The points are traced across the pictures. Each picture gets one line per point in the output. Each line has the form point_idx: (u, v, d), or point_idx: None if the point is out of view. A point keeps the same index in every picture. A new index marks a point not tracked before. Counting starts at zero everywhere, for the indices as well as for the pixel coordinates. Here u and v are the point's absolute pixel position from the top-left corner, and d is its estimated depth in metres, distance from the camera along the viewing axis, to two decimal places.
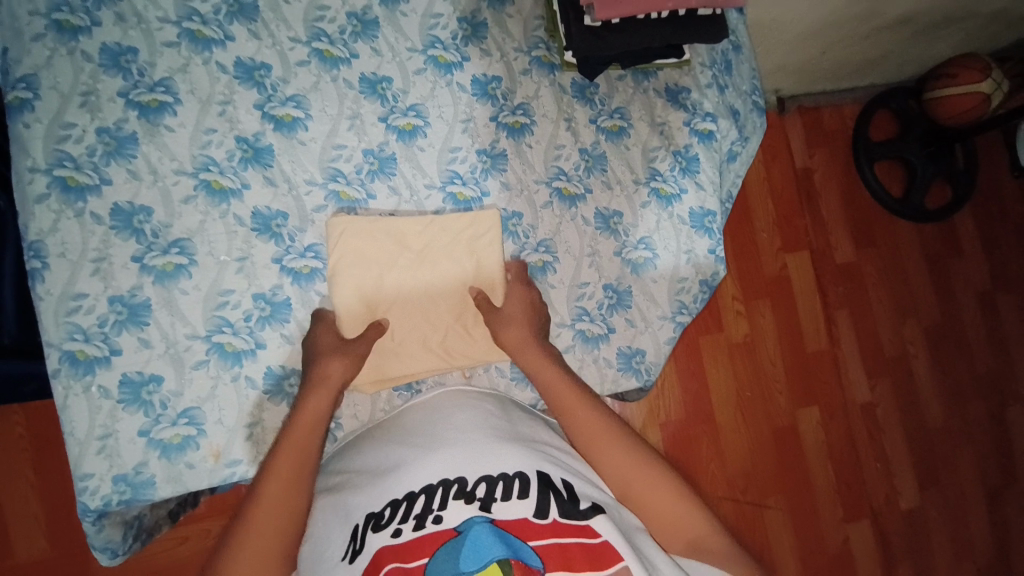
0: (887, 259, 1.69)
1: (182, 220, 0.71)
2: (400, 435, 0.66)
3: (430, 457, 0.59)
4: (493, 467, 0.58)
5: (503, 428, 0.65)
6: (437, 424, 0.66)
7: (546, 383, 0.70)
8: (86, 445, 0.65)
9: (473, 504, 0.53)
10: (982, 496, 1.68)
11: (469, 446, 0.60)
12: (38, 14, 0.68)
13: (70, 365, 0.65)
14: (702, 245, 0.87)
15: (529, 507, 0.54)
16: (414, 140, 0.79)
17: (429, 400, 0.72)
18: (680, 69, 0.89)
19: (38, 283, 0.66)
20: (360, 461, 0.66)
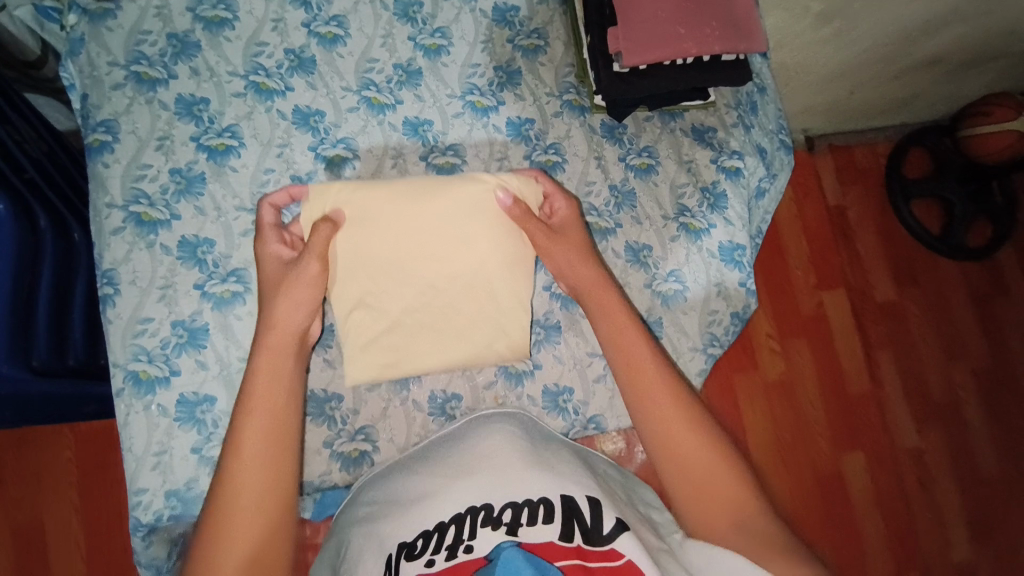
0: (928, 296, 1.65)
1: (240, 251, 0.77)
2: (428, 464, 0.68)
3: (457, 486, 0.60)
4: (518, 492, 0.58)
5: (529, 452, 0.65)
6: (464, 451, 0.67)
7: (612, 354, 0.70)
8: (143, 461, 0.70)
9: (499, 531, 0.54)
10: None
11: (495, 472, 0.61)
12: (119, 67, 0.77)
13: (133, 384, 0.71)
14: (732, 278, 0.88)
15: (554, 531, 0.54)
16: (452, 177, 0.85)
17: (455, 429, 0.73)
18: (707, 109, 0.93)
19: (110, 308, 0.72)
20: (389, 490, 0.67)
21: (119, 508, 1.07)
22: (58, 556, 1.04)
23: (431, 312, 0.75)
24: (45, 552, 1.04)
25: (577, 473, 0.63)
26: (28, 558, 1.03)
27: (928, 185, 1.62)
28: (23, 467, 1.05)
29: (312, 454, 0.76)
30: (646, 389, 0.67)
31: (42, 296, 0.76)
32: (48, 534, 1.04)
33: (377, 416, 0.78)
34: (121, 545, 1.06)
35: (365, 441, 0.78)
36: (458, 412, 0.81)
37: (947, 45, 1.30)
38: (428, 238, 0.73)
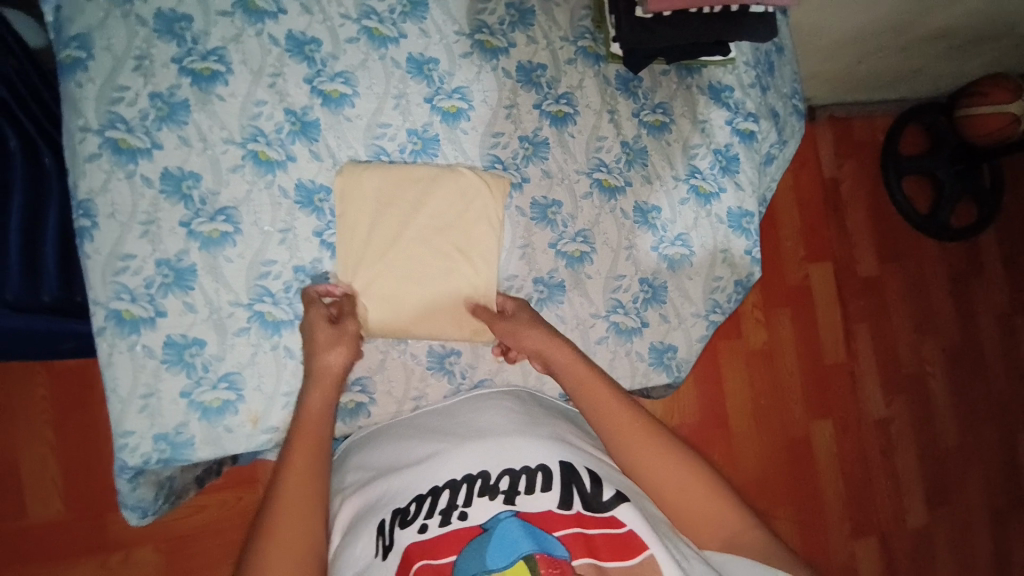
0: (911, 275, 1.68)
1: (230, 188, 0.72)
2: (420, 432, 0.68)
3: (452, 455, 0.60)
4: (515, 459, 0.59)
5: (525, 422, 0.65)
6: (458, 424, 0.67)
7: (565, 366, 0.69)
8: (128, 403, 0.67)
9: (497, 500, 0.55)
10: (988, 516, 1.66)
11: (490, 440, 0.61)
12: None
13: (115, 323, 0.67)
14: (738, 245, 0.87)
15: (553, 499, 0.55)
16: (458, 123, 0.80)
17: (449, 404, 0.73)
18: (726, 66, 0.90)
19: (87, 242, 0.67)
20: (380, 456, 0.67)
21: (99, 447, 1.05)
22: (33, 494, 1.02)
23: (411, 273, 0.76)
24: (19, 489, 1.01)
25: (570, 442, 0.64)
26: (0, 494, 1.00)
27: (920, 162, 1.61)
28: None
29: None
30: (624, 432, 0.65)
31: (12, 223, 0.70)
32: (22, 471, 1.02)
33: (374, 367, 0.76)
34: (102, 483, 1.05)
35: (361, 393, 0.76)
36: (456, 368, 0.79)
37: (960, 20, 1.27)
38: (415, 214, 0.76)
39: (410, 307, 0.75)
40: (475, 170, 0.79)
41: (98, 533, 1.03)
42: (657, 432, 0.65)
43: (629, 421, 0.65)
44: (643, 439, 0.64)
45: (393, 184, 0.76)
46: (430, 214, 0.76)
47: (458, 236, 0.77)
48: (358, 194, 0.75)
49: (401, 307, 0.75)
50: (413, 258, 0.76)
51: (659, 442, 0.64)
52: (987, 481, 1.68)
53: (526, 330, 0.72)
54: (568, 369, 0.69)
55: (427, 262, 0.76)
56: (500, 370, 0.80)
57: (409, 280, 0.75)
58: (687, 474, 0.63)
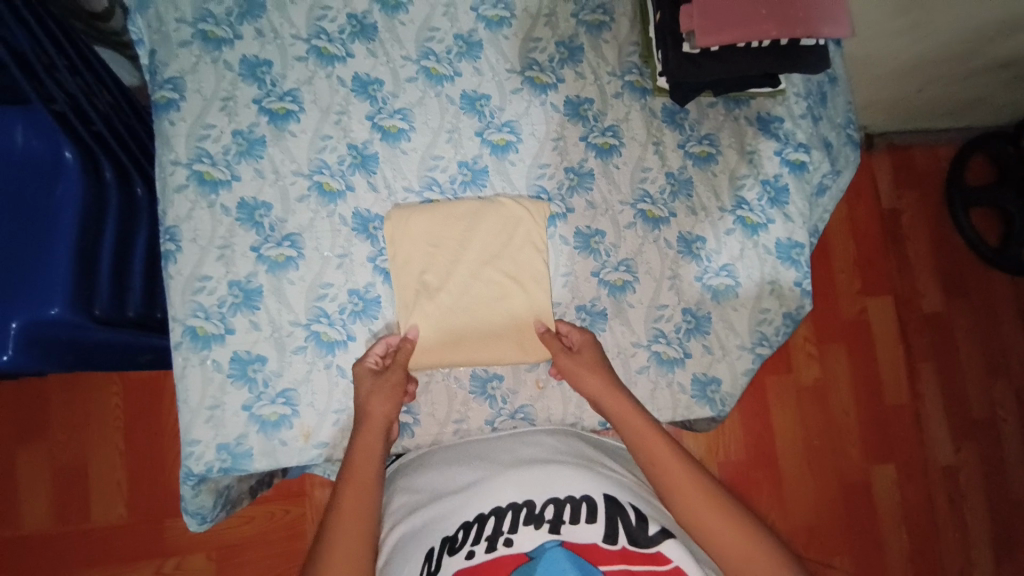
0: (981, 311, 1.57)
1: (296, 217, 0.78)
2: (464, 460, 0.71)
3: (498, 482, 0.63)
4: (561, 490, 0.61)
5: (567, 457, 0.68)
6: (501, 454, 0.70)
7: (606, 405, 0.71)
8: (197, 413, 0.72)
9: (542, 529, 0.56)
10: None
11: (535, 470, 0.64)
12: (186, 24, 0.78)
13: (190, 339, 0.73)
14: (787, 277, 0.85)
15: (598, 533, 0.56)
16: (506, 155, 0.83)
17: (494, 436, 0.76)
18: (775, 98, 0.90)
19: (171, 264, 0.74)
20: (425, 481, 0.70)
21: (160, 456, 1.12)
22: (102, 496, 1.10)
23: (462, 309, 0.78)
24: (90, 491, 1.10)
25: (610, 477, 0.66)
26: (75, 494, 1.09)
27: (984, 191, 1.50)
28: (72, 409, 1.11)
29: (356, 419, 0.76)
30: (669, 480, 0.64)
31: (105, 245, 0.78)
32: (93, 473, 1.10)
33: (420, 389, 0.79)
34: (161, 490, 1.11)
35: (407, 413, 0.78)
36: (498, 392, 0.80)
37: None
38: (462, 253, 0.79)
39: (458, 339, 0.77)
40: (515, 198, 0.81)
41: (156, 537, 1.10)
42: (704, 482, 0.64)
43: (674, 468, 0.64)
44: (690, 488, 0.63)
45: (439, 225, 0.78)
46: (480, 250, 0.79)
47: (506, 269, 0.79)
48: (410, 235, 0.78)
49: (453, 342, 0.77)
50: (464, 293, 0.78)
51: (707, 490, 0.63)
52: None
53: (588, 375, 0.72)
54: (624, 423, 0.69)
55: (478, 298, 0.78)
56: (541, 397, 0.81)
57: (460, 317, 0.77)
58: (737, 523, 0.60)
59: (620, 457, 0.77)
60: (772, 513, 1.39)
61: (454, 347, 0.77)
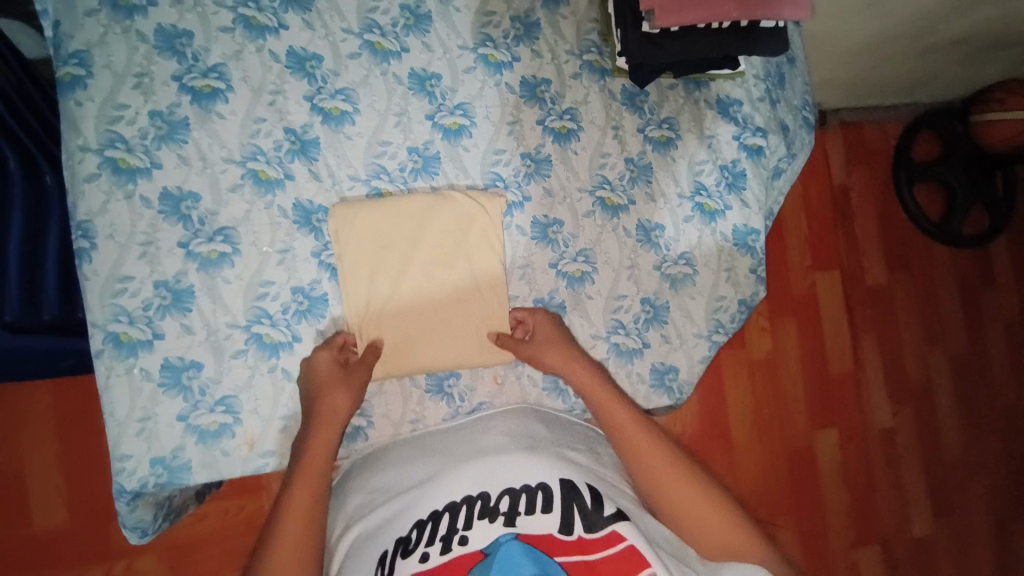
0: (920, 285, 1.66)
1: (228, 209, 0.71)
2: (421, 455, 0.67)
3: (452, 476, 0.60)
4: (514, 479, 0.58)
5: (524, 442, 0.65)
6: (459, 446, 0.67)
7: (566, 369, 0.72)
8: (126, 426, 0.67)
9: (497, 522, 0.54)
10: (990, 528, 1.65)
11: (487, 462, 0.61)
12: None
13: (113, 346, 0.67)
14: (743, 263, 0.85)
15: (555, 521, 0.54)
16: (460, 140, 0.79)
17: (452, 428, 0.73)
18: (735, 80, 0.88)
19: (85, 264, 0.67)
20: (381, 479, 0.66)
21: (102, 457, 1.05)
22: (40, 502, 1.02)
23: (418, 310, 0.75)
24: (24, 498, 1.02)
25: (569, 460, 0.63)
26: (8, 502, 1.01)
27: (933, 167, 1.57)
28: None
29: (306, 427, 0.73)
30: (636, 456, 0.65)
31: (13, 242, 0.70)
32: (26, 480, 1.02)
33: (372, 390, 0.75)
34: (105, 494, 1.04)
35: (359, 415, 0.75)
36: (455, 390, 0.78)
37: (975, 27, 1.24)
38: (416, 251, 0.75)
39: (412, 338, 0.74)
40: (467, 191, 0.78)
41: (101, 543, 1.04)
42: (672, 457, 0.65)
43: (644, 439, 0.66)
44: (658, 461, 0.64)
45: (387, 223, 0.74)
46: (435, 247, 0.76)
47: (463, 264, 0.76)
48: (355, 232, 0.73)
49: (410, 346, 0.74)
50: (418, 293, 0.75)
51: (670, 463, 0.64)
52: (991, 491, 1.66)
53: (547, 352, 0.73)
54: (590, 393, 0.71)
55: (434, 296, 0.75)
56: (498, 393, 0.79)
57: (412, 318, 0.75)
58: (697, 493, 0.62)
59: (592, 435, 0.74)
60: (726, 482, 1.45)
61: (412, 349, 0.74)
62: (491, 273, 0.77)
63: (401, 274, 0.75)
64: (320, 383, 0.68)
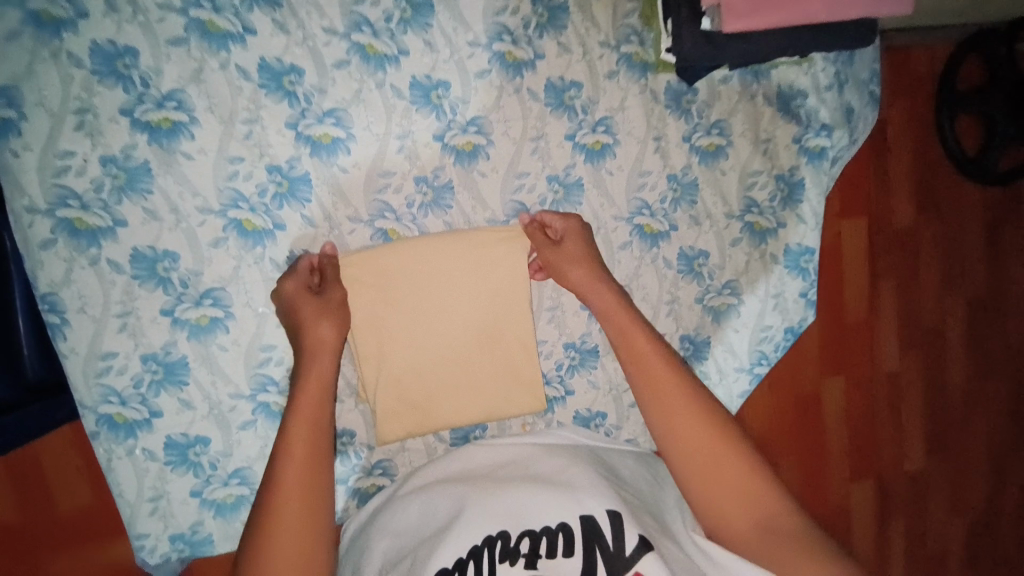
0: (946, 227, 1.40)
1: (213, 266, 0.61)
2: (438, 486, 0.62)
3: (469, 514, 0.55)
4: (533, 517, 0.53)
5: (546, 471, 0.60)
6: (476, 475, 0.62)
7: (605, 310, 0.64)
8: (138, 507, 0.63)
9: (519, 565, 0.50)
10: (987, 463, 1.52)
11: (502, 498, 0.56)
12: (8, 2, 0.54)
13: (109, 428, 0.61)
14: (793, 287, 0.77)
15: (577, 565, 0.49)
16: (475, 164, 0.67)
17: (462, 454, 0.67)
18: (800, 66, 0.73)
19: (60, 341, 0.59)
20: (402, 522, 0.60)
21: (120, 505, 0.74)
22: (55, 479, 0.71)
23: (438, 363, 0.68)
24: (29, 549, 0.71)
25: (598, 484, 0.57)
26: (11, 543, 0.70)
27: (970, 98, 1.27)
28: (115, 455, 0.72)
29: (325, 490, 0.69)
30: (670, 406, 0.59)
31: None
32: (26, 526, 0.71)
33: (394, 450, 0.71)
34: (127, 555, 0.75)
35: (383, 476, 0.71)
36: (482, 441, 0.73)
37: None
38: (431, 293, 0.66)
39: (433, 394, 0.68)
40: (488, 227, 0.67)
41: None
42: (712, 413, 0.58)
43: (672, 387, 0.59)
44: (687, 412, 0.58)
45: (395, 267, 0.65)
46: (450, 291, 0.67)
47: (486, 300, 0.68)
48: (360, 285, 0.64)
49: (432, 403, 0.68)
50: (438, 345, 0.67)
51: (706, 419, 0.58)
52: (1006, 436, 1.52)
53: (571, 267, 0.65)
54: (618, 328, 0.63)
55: (452, 347, 0.68)
56: None
57: (432, 368, 0.68)
58: (731, 455, 0.56)
59: (611, 454, 0.66)
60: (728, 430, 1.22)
61: (435, 405, 0.68)
62: (519, 324, 0.69)
63: (416, 326, 0.67)
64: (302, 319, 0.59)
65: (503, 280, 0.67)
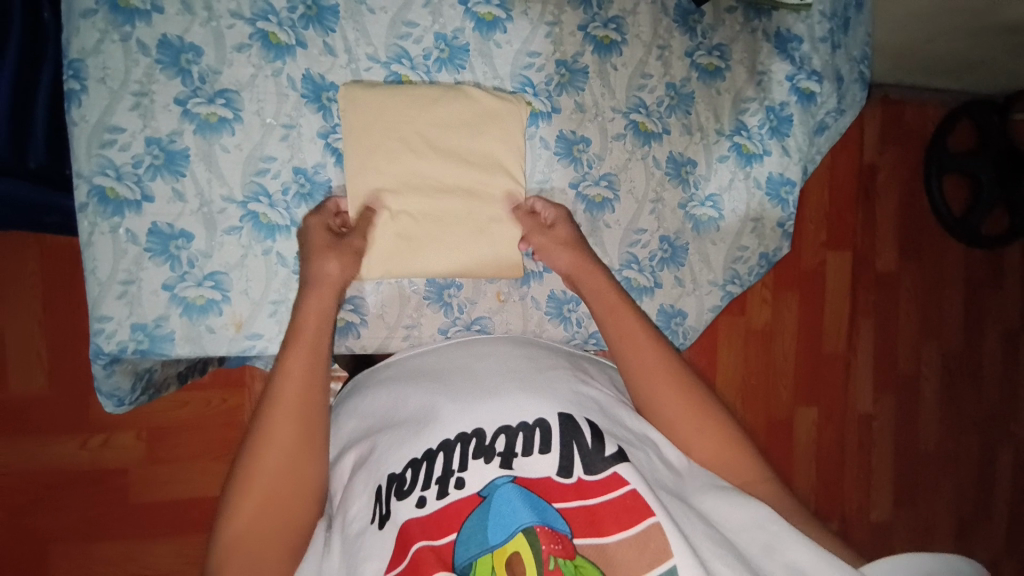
0: (928, 276, 1.37)
1: (233, 70, 0.65)
2: (413, 379, 0.61)
3: (449, 408, 0.55)
4: (512, 416, 0.53)
5: (525, 369, 0.59)
6: (454, 364, 0.62)
7: (592, 290, 0.67)
8: (107, 287, 0.63)
9: (493, 463, 0.50)
10: (953, 526, 1.43)
11: (482, 397, 0.55)
12: None
13: (98, 201, 0.62)
14: (772, 215, 0.81)
15: (552, 464, 0.51)
16: (492, 34, 0.71)
17: (440, 351, 0.65)
18: (799, 12, 0.79)
19: (74, 106, 0.61)
20: (375, 406, 0.61)
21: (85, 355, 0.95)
22: (13, 368, 0.93)
23: (429, 216, 0.69)
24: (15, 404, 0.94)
25: (579, 392, 0.58)
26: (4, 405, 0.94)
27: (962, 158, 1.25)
28: (64, 317, 0.94)
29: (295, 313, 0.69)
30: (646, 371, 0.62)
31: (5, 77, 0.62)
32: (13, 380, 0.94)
33: (369, 289, 0.72)
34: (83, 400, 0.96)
35: (353, 312, 0.72)
36: (455, 301, 0.75)
37: None
38: (431, 154, 0.68)
39: (420, 243, 0.69)
40: (491, 91, 0.71)
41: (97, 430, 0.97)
42: (684, 387, 0.61)
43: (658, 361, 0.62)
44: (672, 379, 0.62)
45: (402, 114, 0.67)
46: (448, 156, 0.69)
47: (477, 165, 0.70)
48: (359, 118, 0.66)
49: (417, 252, 0.69)
50: (434, 199, 0.69)
51: (691, 392, 0.62)
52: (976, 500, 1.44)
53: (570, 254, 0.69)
54: (609, 310, 0.65)
55: (446, 203, 0.69)
56: (500, 310, 0.76)
57: (423, 220, 0.69)
58: (712, 424, 0.61)
59: (588, 365, 0.67)
60: None
61: (421, 252, 0.69)
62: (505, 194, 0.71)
63: (415, 169, 0.68)
64: (312, 248, 0.63)
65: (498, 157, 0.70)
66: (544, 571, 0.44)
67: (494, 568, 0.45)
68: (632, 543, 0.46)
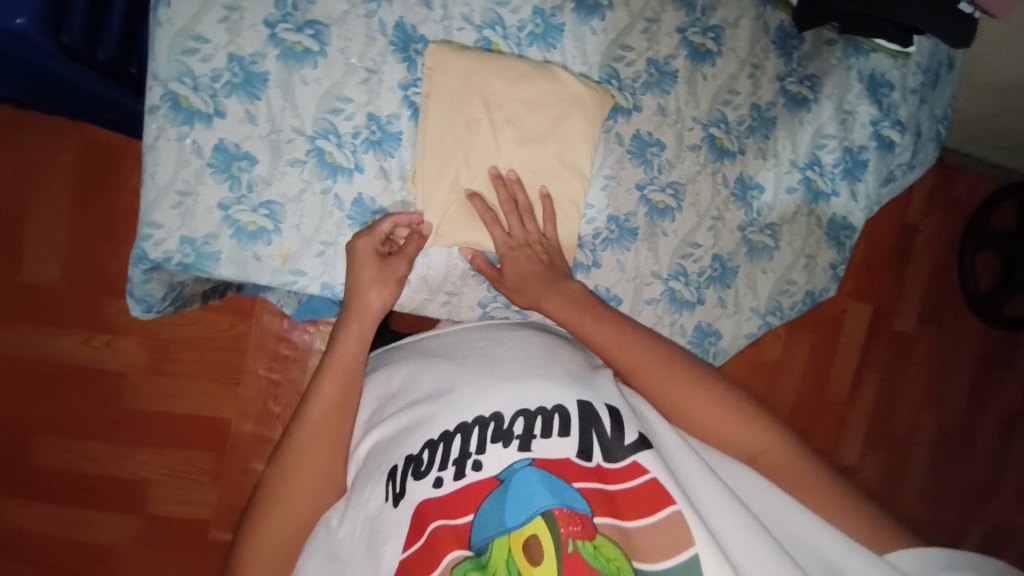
0: (943, 346, 1.36)
1: (328, 3, 0.64)
2: (427, 358, 0.60)
3: (466, 391, 0.54)
4: (532, 399, 0.52)
5: (541, 354, 0.57)
6: (467, 346, 0.60)
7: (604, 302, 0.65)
8: (163, 195, 0.63)
9: (511, 447, 0.50)
10: None
11: (499, 382, 0.54)
12: None
13: (171, 107, 0.62)
14: (825, 256, 0.81)
15: (572, 446, 0.50)
16: (590, 19, 0.70)
17: (458, 330, 0.64)
18: (897, 58, 0.77)
19: (162, 8, 0.60)
20: (391, 381, 0.61)
21: (110, 258, 0.95)
22: (34, 255, 0.94)
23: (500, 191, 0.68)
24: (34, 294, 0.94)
25: (601, 380, 0.57)
26: (24, 293, 0.94)
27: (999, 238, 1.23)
28: (94, 214, 0.94)
29: (342, 258, 0.69)
30: (654, 383, 0.59)
31: None
32: (25, 269, 0.94)
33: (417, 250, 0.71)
34: (98, 302, 0.96)
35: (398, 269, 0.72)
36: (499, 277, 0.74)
37: None
38: (507, 129, 0.67)
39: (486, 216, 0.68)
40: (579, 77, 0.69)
41: (108, 334, 0.97)
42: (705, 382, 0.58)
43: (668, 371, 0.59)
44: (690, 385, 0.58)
45: (487, 78, 0.66)
46: (522, 136, 0.68)
47: (550, 153, 0.69)
48: (445, 80, 0.65)
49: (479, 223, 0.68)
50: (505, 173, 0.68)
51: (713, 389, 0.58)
52: None
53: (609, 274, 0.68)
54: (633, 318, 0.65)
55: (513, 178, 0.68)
56: None
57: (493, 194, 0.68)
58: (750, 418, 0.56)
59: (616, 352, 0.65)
60: None
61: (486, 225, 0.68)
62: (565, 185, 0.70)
63: (489, 138, 0.67)
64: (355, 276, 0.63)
65: (568, 145, 0.69)
66: (565, 554, 0.45)
67: (511, 549, 0.45)
68: (650, 530, 0.47)
